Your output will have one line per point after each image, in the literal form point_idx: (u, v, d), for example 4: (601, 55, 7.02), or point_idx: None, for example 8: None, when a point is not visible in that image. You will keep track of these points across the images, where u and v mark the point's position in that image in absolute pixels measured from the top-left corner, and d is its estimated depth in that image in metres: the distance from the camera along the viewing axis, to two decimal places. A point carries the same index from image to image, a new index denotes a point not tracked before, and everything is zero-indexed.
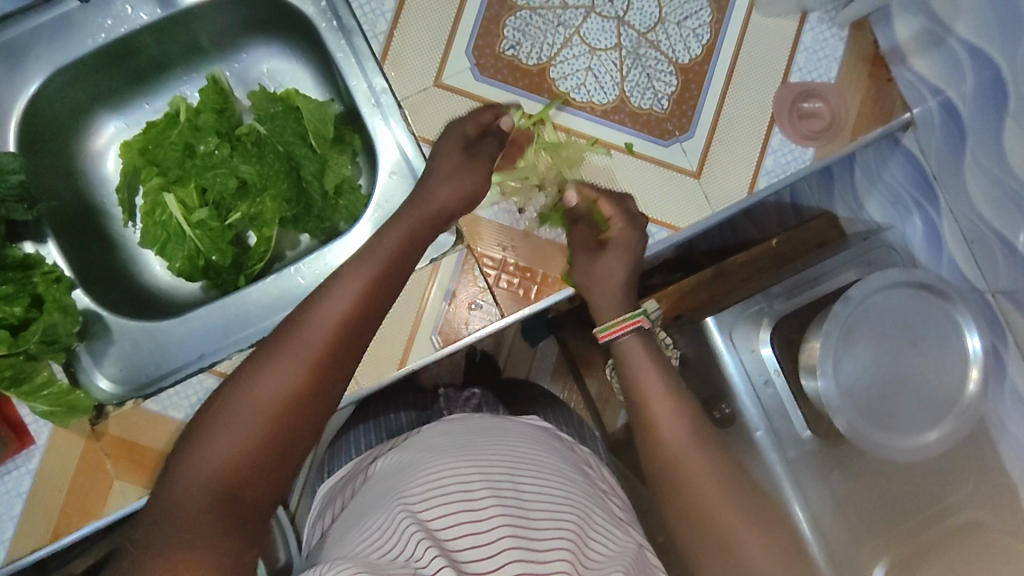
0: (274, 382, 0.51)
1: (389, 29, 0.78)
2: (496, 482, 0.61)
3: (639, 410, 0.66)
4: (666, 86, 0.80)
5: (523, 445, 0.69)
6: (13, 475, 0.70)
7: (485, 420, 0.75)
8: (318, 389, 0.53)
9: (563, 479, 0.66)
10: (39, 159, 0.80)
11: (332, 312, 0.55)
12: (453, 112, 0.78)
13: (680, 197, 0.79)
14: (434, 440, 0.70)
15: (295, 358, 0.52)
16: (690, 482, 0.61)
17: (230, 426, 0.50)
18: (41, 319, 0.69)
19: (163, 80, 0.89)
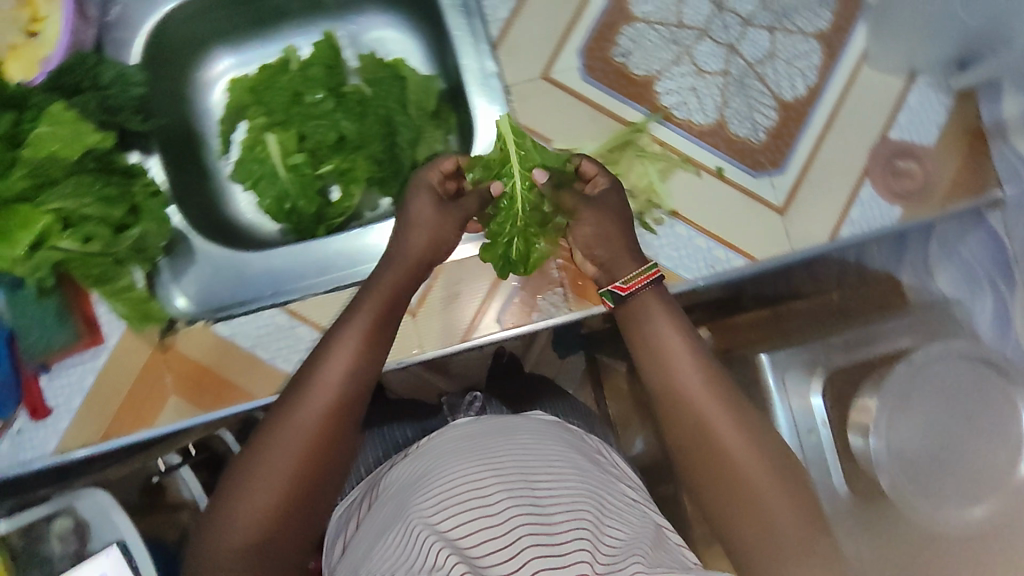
0: (296, 430, 0.56)
1: (508, 17, 0.80)
2: (511, 482, 0.61)
3: (661, 381, 0.62)
4: (766, 118, 0.81)
5: (538, 442, 0.68)
6: (78, 369, 0.74)
7: (498, 421, 0.74)
8: (322, 445, 0.56)
9: (580, 475, 0.65)
10: (159, 80, 0.84)
11: (341, 357, 0.59)
12: (555, 105, 0.80)
13: (761, 228, 0.80)
14: (446, 445, 0.70)
15: (307, 410, 0.57)
16: (722, 458, 0.57)
17: (258, 477, 0.55)
18: (138, 227, 0.73)
19: (280, 27, 0.92)
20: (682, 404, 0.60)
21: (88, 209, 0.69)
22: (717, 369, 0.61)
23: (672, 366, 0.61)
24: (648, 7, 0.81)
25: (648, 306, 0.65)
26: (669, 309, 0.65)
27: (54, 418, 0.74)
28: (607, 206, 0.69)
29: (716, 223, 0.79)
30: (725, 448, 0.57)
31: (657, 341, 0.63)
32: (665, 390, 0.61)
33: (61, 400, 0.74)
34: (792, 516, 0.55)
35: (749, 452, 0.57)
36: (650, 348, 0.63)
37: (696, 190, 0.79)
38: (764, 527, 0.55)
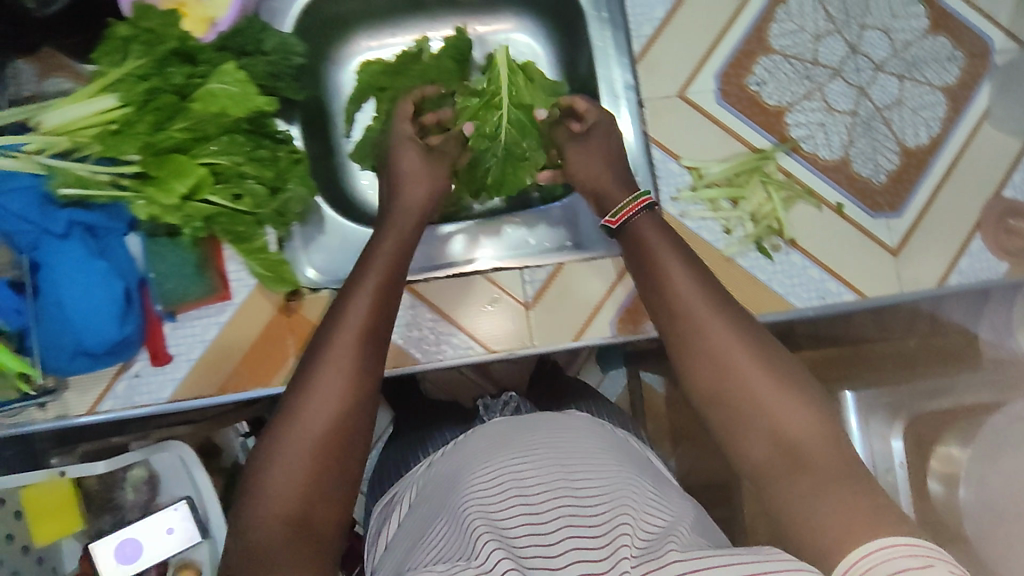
0: (321, 393, 0.55)
1: (653, 34, 0.82)
2: (549, 475, 0.60)
3: (672, 318, 0.59)
4: (889, 162, 0.83)
5: (565, 434, 0.67)
6: (202, 322, 0.76)
7: (529, 416, 0.73)
8: (352, 408, 0.56)
9: (611, 464, 0.63)
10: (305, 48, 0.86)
11: (348, 330, 0.58)
12: (688, 124, 0.81)
13: (874, 266, 0.82)
14: (483, 440, 0.69)
15: (323, 389, 0.55)
16: (751, 400, 0.54)
17: (282, 463, 0.53)
18: (288, 191, 0.74)
19: (415, 17, 0.94)
20: (701, 354, 0.56)
21: (244, 167, 0.72)
22: (740, 312, 0.58)
23: (688, 315, 0.57)
24: (786, 41, 0.83)
25: (659, 257, 0.62)
26: (685, 258, 0.61)
27: (172, 366, 0.75)
28: (599, 148, 0.77)
29: (831, 257, 0.81)
30: (752, 391, 0.54)
31: (670, 290, 0.59)
32: (682, 343, 0.57)
33: (181, 349, 0.75)
34: (820, 443, 0.52)
35: (774, 392, 0.54)
36: (662, 301, 0.60)
37: (815, 222, 0.82)
38: (793, 463, 0.52)
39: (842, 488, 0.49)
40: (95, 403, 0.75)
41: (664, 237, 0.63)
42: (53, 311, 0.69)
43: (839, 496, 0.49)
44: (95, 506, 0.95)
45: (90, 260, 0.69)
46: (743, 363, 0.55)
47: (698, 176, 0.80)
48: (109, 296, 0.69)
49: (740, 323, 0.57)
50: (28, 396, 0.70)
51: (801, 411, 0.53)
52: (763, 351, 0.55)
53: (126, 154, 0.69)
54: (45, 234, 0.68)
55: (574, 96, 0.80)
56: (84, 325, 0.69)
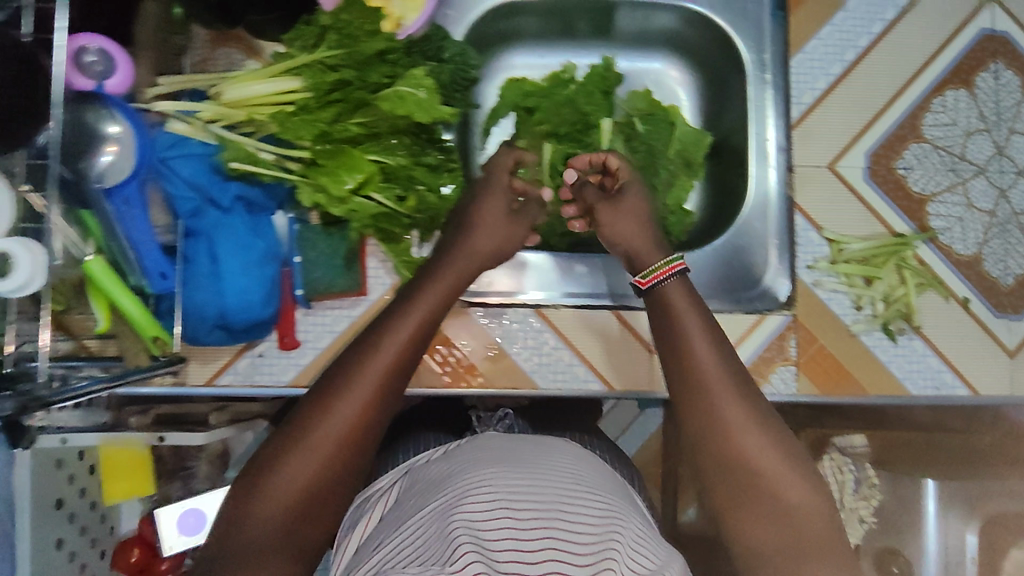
0: (348, 397, 0.55)
1: (813, 103, 0.84)
2: (550, 496, 0.59)
3: (686, 364, 0.61)
4: (1019, 266, 0.84)
5: (561, 459, 0.65)
6: (334, 313, 0.75)
7: (528, 437, 0.72)
8: (369, 415, 0.56)
9: (606, 497, 0.63)
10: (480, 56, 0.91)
11: (393, 342, 0.58)
12: (834, 195, 0.82)
13: (990, 367, 0.82)
14: (486, 446, 0.68)
15: (353, 396, 0.55)
16: (751, 465, 0.55)
17: (293, 458, 0.53)
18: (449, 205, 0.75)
19: (568, 44, 0.97)
20: (718, 414, 0.58)
21: (413, 170, 0.73)
22: (743, 379, 0.60)
23: (701, 373, 0.59)
24: (937, 131, 0.85)
25: (681, 317, 0.64)
26: (704, 323, 0.64)
27: (297, 352, 0.74)
28: (633, 209, 0.78)
29: (952, 349, 0.82)
30: (751, 454, 0.56)
31: (685, 351, 0.61)
32: (692, 399, 0.59)
33: (308, 336, 0.74)
34: (819, 524, 0.54)
35: (776, 460, 0.56)
36: (678, 350, 0.63)
37: (941, 313, 0.82)
38: (778, 523, 0.54)
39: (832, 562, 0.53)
40: (215, 376, 0.73)
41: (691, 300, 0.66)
42: (203, 283, 0.68)
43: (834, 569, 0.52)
44: (168, 470, 0.94)
45: (249, 237, 0.69)
46: (747, 433, 0.56)
47: (837, 250, 0.81)
48: (261, 277, 0.69)
49: (744, 390, 0.59)
50: (155, 366, 0.67)
51: (804, 487, 0.55)
52: (766, 419, 0.58)
53: (302, 139, 0.69)
54: (207, 205, 0.68)
55: (607, 155, 0.81)
56: (234, 301, 0.68)
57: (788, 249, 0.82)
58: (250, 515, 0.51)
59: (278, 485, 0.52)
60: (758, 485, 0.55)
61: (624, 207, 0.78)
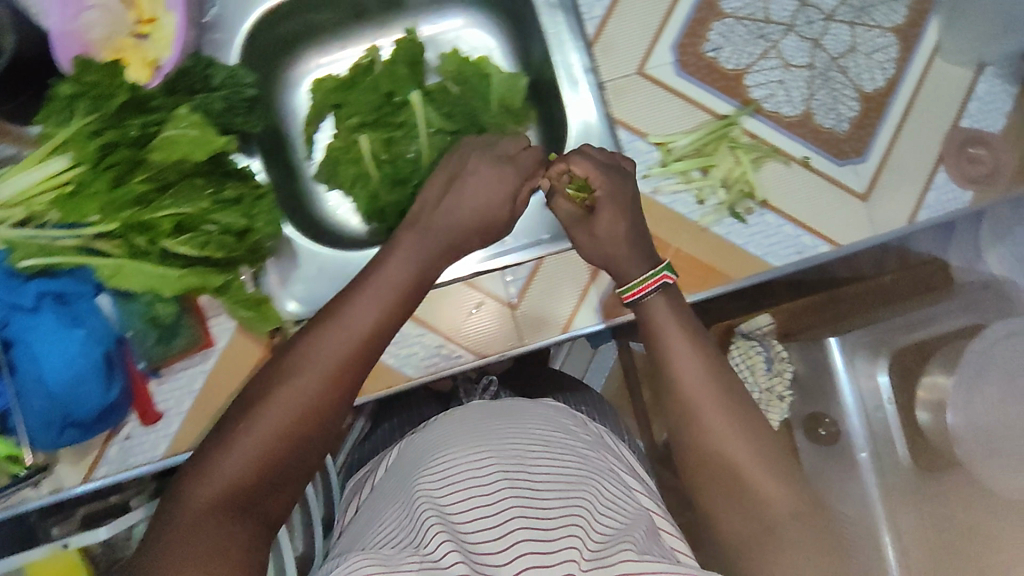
0: (322, 364, 0.57)
1: (604, 15, 0.83)
2: (509, 470, 0.70)
3: (667, 378, 0.65)
4: (850, 109, 0.84)
5: (529, 430, 0.77)
6: (190, 372, 0.76)
7: (501, 407, 0.85)
8: (338, 387, 0.58)
9: (564, 464, 0.74)
10: (269, 71, 0.87)
11: (341, 346, 0.58)
12: (651, 99, 0.82)
13: (845, 214, 0.83)
14: (468, 422, 0.80)
15: (292, 399, 0.56)
16: (726, 463, 0.61)
17: (235, 446, 0.55)
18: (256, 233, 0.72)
19: (361, 27, 0.92)
20: (697, 424, 0.62)
21: (211, 212, 0.70)
22: (736, 396, 0.64)
23: (682, 389, 0.64)
24: (736, 3, 0.84)
25: (665, 335, 0.66)
26: (684, 321, 0.67)
27: (164, 422, 0.75)
28: (610, 232, 0.71)
29: (807, 213, 0.83)
30: (734, 462, 0.61)
31: (672, 373, 0.65)
32: (676, 405, 0.64)
33: (168, 404, 0.75)
34: (796, 522, 0.59)
35: (755, 458, 0.61)
36: (657, 359, 0.66)
37: (784, 178, 0.83)
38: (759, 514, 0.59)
39: (794, 555, 0.58)
40: (91, 469, 0.74)
41: (680, 328, 0.66)
42: (34, 388, 0.66)
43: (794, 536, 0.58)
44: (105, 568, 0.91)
45: (64, 332, 0.67)
46: (732, 445, 0.61)
47: (667, 151, 0.81)
48: (87, 369, 0.67)
49: (730, 403, 0.63)
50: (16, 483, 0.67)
51: (784, 489, 0.60)
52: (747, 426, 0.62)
53: (91, 215, 0.67)
54: (12, 312, 0.66)
55: (570, 161, 0.72)
56: (69, 397, 0.67)
57: None
58: (191, 506, 0.53)
59: (217, 472, 0.54)
60: (742, 490, 0.60)
61: (474, 199, 0.69)
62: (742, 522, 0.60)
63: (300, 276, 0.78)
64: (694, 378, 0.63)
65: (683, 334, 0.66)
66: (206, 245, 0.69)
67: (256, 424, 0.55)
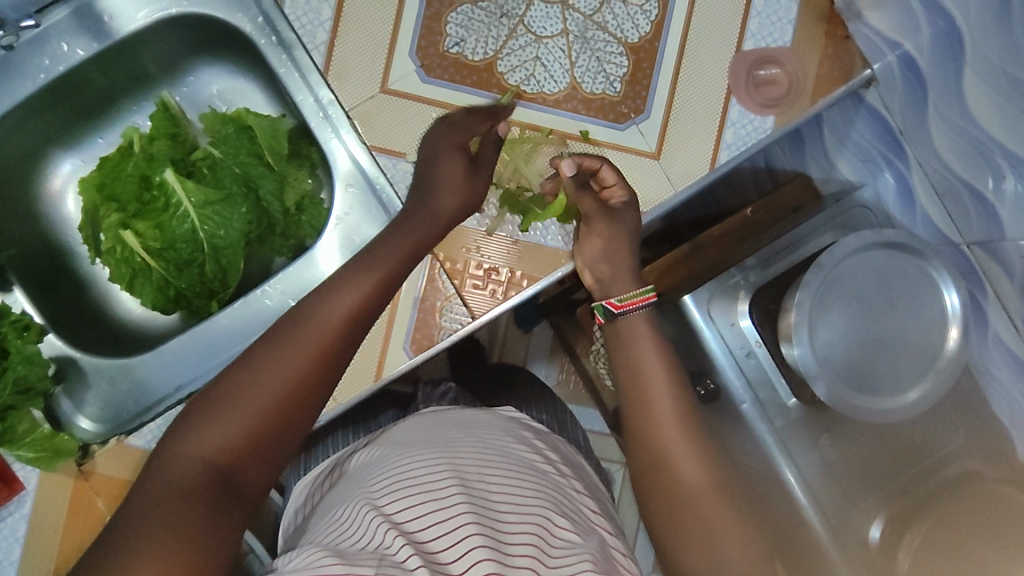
0: (309, 338, 0.50)
1: (330, 38, 0.77)
2: (464, 474, 0.57)
3: (624, 365, 0.63)
4: (617, 67, 0.79)
5: (488, 435, 0.65)
6: (8, 521, 0.71)
7: (447, 415, 0.72)
8: (322, 374, 0.49)
9: (528, 467, 0.62)
10: (24, 188, 0.84)
11: (331, 324, 0.51)
12: (401, 116, 0.77)
13: (641, 178, 0.78)
14: (406, 436, 0.67)
15: (291, 368, 0.48)
16: (662, 457, 0.58)
17: (224, 415, 0.46)
18: (11, 371, 0.70)
19: (113, 111, 0.88)
20: (646, 404, 0.60)
21: None
22: (688, 396, 0.61)
23: (644, 375, 0.61)
24: None
25: (632, 327, 0.65)
26: (651, 321, 0.66)
27: None
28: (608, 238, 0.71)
29: None
30: (672, 456, 0.57)
31: (633, 359, 0.63)
32: (633, 386, 0.62)
33: (1, 554, 0.71)
34: (743, 539, 0.54)
35: (699, 464, 0.57)
36: (624, 345, 0.65)
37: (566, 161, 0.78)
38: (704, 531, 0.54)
39: (713, 551, 0.54)
40: None
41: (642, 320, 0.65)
42: None
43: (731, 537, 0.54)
44: None
45: None
46: (665, 435, 0.58)
47: None
48: None
49: (687, 399, 0.60)
50: None
51: (727, 507, 0.55)
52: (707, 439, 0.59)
53: None
54: None
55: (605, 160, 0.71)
56: None
57: (388, 198, 0.77)
58: (160, 481, 0.43)
59: (195, 445, 0.45)
60: (675, 494, 0.56)
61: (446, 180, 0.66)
62: (674, 524, 0.56)
63: (93, 394, 0.76)
64: (652, 365, 0.62)
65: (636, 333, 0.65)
66: None
67: (233, 404, 0.46)
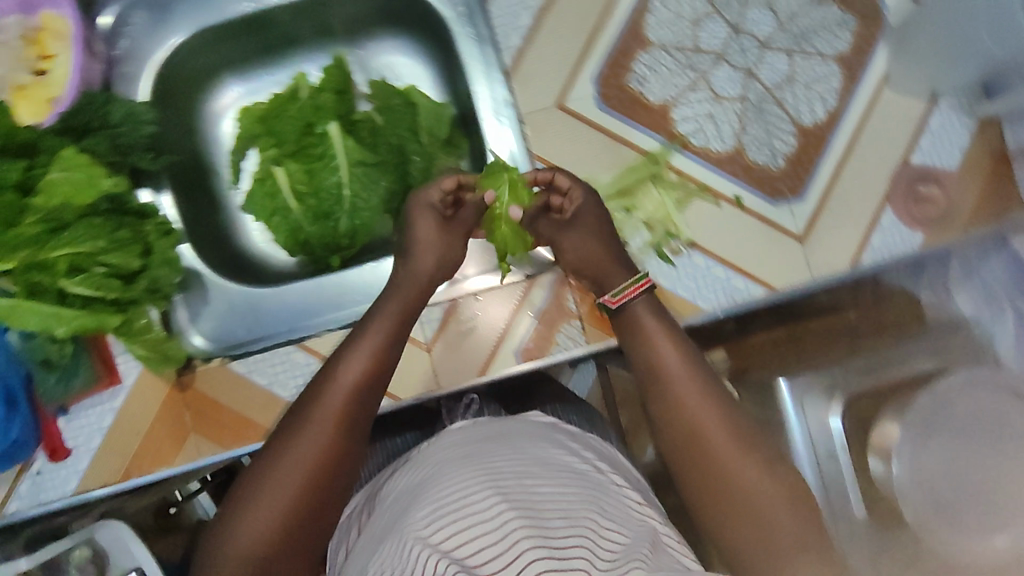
0: (325, 414, 0.57)
1: (521, 45, 0.80)
2: (504, 487, 0.54)
3: (647, 371, 0.63)
4: (785, 145, 0.80)
5: (523, 444, 0.61)
6: (98, 409, 0.74)
7: (487, 424, 0.66)
8: (341, 441, 0.57)
9: (569, 475, 0.58)
10: (190, 101, 0.87)
11: (340, 396, 0.58)
12: (569, 135, 0.79)
13: (779, 254, 0.79)
14: (443, 452, 0.62)
15: (309, 441, 0.56)
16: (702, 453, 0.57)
17: (260, 504, 0.54)
18: (148, 271, 0.72)
19: (289, 53, 0.91)
20: (679, 410, 0.59)
21: (106, 252, 0.69)
22: (713, 383, 0.60)
23: (670, 379, 0.61)
24: (663, 32, 0.80)
25: (649, 336, 0.64)
26: (686, 358, 0.62)
27: (73, 458, 0.73)
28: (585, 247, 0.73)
29: (738, 253, 0.78)
30: (715, 452, 0.57)
31: (656, 364, 0.62)
32: (659, 389, 0.61)
33: (79, 440, 0.74)
34: (787, 512, 0.54)
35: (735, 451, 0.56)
36: (649, 366, 0.63)
37: (714, 220, 0.79)
38: (765, 529, 0.54)
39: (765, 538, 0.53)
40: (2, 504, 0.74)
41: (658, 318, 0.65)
42: None
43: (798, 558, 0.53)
44: None
45: None
46: (703, 433, 0.58)
47: None
48: None
49: (713, 391, 0.60)
50: None
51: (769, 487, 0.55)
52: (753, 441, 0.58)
53: None
54: None
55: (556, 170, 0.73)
56: None
57: None
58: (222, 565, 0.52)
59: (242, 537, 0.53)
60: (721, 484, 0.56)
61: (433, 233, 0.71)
62: (722, 515, 0.55)
63: (209, 312, 0.77)
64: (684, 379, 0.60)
65: (667, 345, 0.63)
66: (100, 284, 0.69)
67: (270, 488, 0.54)
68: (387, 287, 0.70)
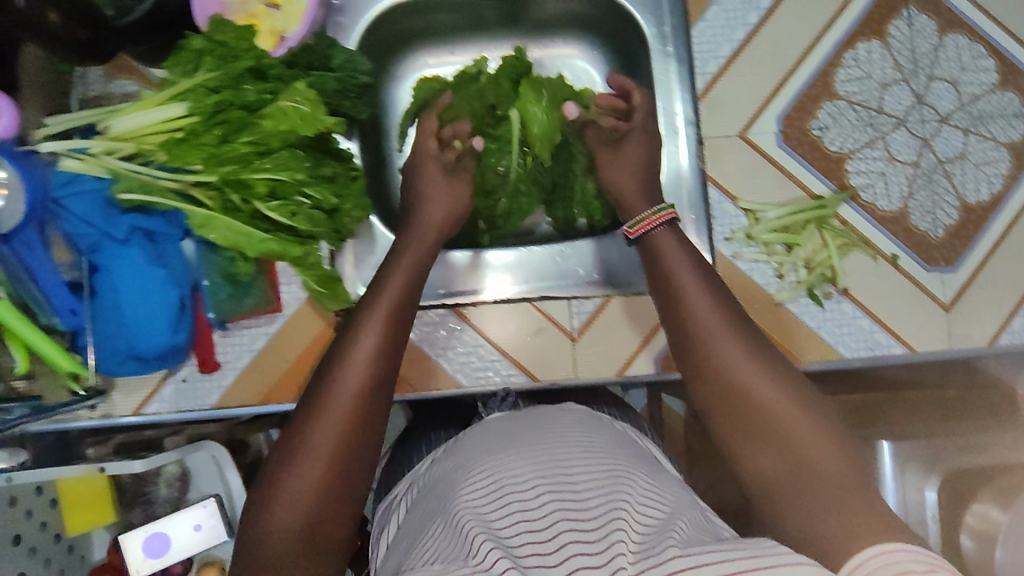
0: (341, 391, 0.56)
1: (717, 73, 0.82)
2: (542, 468, 0.54)
3: (683, 326, 0.61)
4: (947, 216, 0.82)
5: (560, 431, 0.60)
6: (253, 331, 0.77)
7: (527, 415, 0.66)
8: (362, 415, 0.56)
9: (604, 457, 0.57)
10: (382, 61, 0.91)
11: (355, 369, 0.57)
12: (747, 165, 0.82)
13: (924, 317, 0.81)
14: (487, 438, 0.63)
15: (329, 422, 0.55)
16: (744, 402, 0.56)
17: (282, 491, 0.53)
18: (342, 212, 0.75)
19: (477, 35, 0.95)
20: (720, 368, 0.58)
21: (306, 184, 0.72)
22: (752, 334, 0.59)
23: (701, 331, 0.60)
24: (851, 87, 0.83)
25: (683, 291, 0.63)
26: (721, 309, 0.61)
27: (219, 372, 0.77)
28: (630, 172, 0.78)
29: (884, 308, 0.81)
30: (759, 400, 0.56)
31: (691, 321, 0.61)
32: (695, 343, 0.60)
33: (229, 356, 0.77)
34: (834, 460, 0.52)
35: (780, 400, 0.55)
36: (684, 326, 0.61)
37: (869, 273, 0.81)
38: (807, 473, 0.52)
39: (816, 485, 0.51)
40: (143, 402, 0.77)
41: (688, 269, 0.64)
42: (110, 316, 0.69)
43: (842, 505, 0.49)
44: (128, 497, 0.90)
45: (150, 269, 0.69)
46: (747, 383, 0.56)
47: (755, 219, 0.81)
48: (165, 306, 0.69)
49: (751, 345, 0.58)
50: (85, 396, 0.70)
51: (815, 433, 0.53)
52: (798, 393, 0.55)
53: (198, 163, 0.69)
54: (105, 240, 0.68)
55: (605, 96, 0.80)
56: (141, 331, 0.69)
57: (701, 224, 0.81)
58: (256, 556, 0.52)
59: (270, 526, 0.52)
60: (766, 434, 0.54)
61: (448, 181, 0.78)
62: (768, 465, 0.54)
63: (373, 262, 0.81)
64: (721, 333, 0.59)
65: (710, 297, 0.62)
66: (295, 214, 0.71)
67: (293, 472, 0.54)
68: (401, 246, 0.72)
